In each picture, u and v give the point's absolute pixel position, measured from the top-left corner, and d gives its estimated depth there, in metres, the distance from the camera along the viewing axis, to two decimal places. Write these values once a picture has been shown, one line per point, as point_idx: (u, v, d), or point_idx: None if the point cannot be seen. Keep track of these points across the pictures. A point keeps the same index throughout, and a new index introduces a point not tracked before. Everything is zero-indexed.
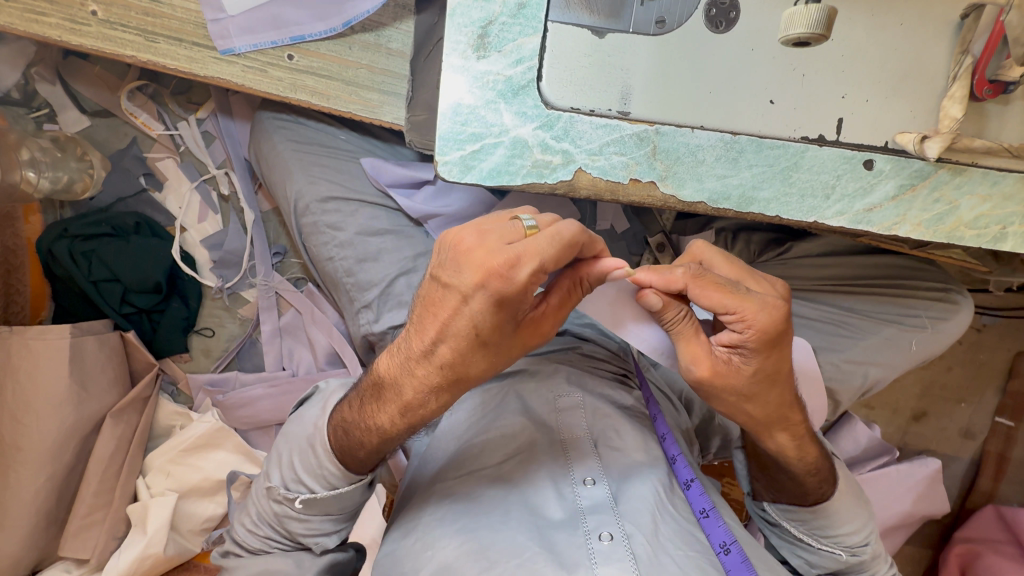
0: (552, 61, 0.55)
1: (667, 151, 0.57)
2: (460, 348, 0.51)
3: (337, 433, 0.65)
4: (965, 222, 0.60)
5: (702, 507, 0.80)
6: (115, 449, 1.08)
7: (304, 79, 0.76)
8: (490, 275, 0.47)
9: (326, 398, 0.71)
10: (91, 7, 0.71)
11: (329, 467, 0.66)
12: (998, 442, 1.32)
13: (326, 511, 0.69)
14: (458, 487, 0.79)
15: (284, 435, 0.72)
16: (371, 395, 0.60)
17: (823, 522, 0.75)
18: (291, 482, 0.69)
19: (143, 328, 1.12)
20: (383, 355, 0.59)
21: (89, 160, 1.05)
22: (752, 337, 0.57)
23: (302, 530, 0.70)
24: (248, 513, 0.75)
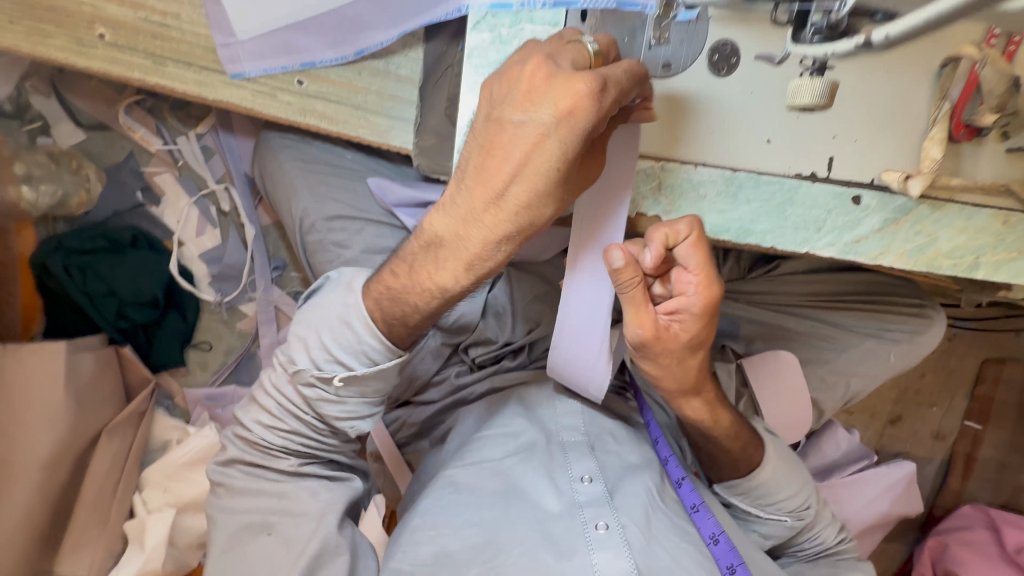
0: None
1: (673, 186, 0.61)
2: (532, 187, 0.51)
3: (381, 301, 0.62)
4: (943, 252, 0.65)
5: (694, 503, 0.83)
6: (112, 464, 1.07)
7: (313, 104, 0.77)
8: (569, 103, 0.48)
9: (348, 281, 0.66)
10: (98, 30, 0.71)
11: (371, 342, 0.62)
12: (967, 444, 1.39)
13: (363, 395, 0.67)
14: (459, 475, 0.81)
15: (299, 321, 0.66)
16: (426, 249, 0.58)
17: (765, 490, 0.82)
18: (322, 362, 0.65)
19: (139, 340, 1.12)
20: (434, 210, 0.57)
21: (85, 174, 1.03)
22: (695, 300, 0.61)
23: (337, 413, 0.67)
24: (260, 413, 0.72)
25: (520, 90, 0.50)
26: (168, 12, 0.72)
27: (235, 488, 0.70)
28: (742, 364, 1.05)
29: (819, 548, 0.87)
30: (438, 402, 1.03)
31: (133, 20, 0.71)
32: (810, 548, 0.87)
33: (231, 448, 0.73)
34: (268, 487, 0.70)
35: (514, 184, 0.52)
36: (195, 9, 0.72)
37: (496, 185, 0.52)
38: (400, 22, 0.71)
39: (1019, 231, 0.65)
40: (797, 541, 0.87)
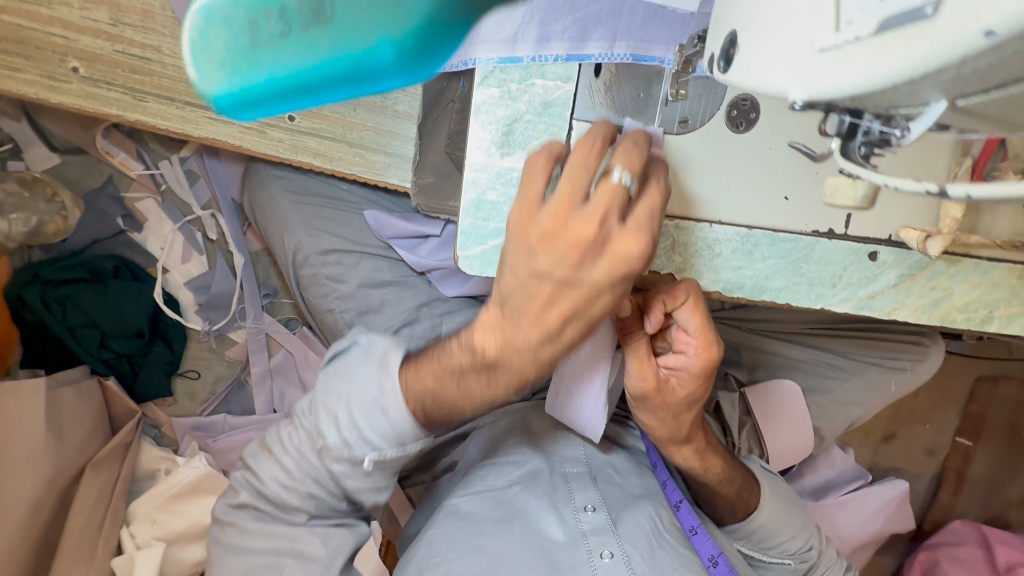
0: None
1: (686, 246, 0.59)
2: (587, 324, 0.52)
3: (421, 405, 0.61)
4: (957, 307, 0.64)
5: (692, 525, 0.81)
6: (97, 502, 1.00)
7: (306, 140, 0.73)
8: (621, 263, 0.49)
9: (381, 356, 0.65)
10: (71, 63, 0.66)
11: (408, 429, 0.62)
12: (958, 460, 1.41)
13: (388, 469, 0.67)
14: (463, 504, 0.81)
15: (325, 392, 0.65)
16: (474, 369, 0.57)
17: (765, 532, 0.82)
18: (352, 441, 0.64)
19: (124, 372, 1.08)
20: (481, 334, 0.56)
21: (61, 201, 0.98)
22: (696, 358, 0.60)
23: (359, 487, 0.67)
24: (276, 469, 0.69)
25: (558, 242, 0.48)
26: (148, 44, 0.67)
27: (245, 529, 0.68)
28: (745, 393, 1.04)
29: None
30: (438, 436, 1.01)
31: (110, 52, 0.67)
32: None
33: (242, 491, 0.70)
34: (276, 532, 0.68)
35: (569, 324, 0.52)
36: (176, 41, 0.67)
37: (552, 328, 0.52)
38: None
39: None
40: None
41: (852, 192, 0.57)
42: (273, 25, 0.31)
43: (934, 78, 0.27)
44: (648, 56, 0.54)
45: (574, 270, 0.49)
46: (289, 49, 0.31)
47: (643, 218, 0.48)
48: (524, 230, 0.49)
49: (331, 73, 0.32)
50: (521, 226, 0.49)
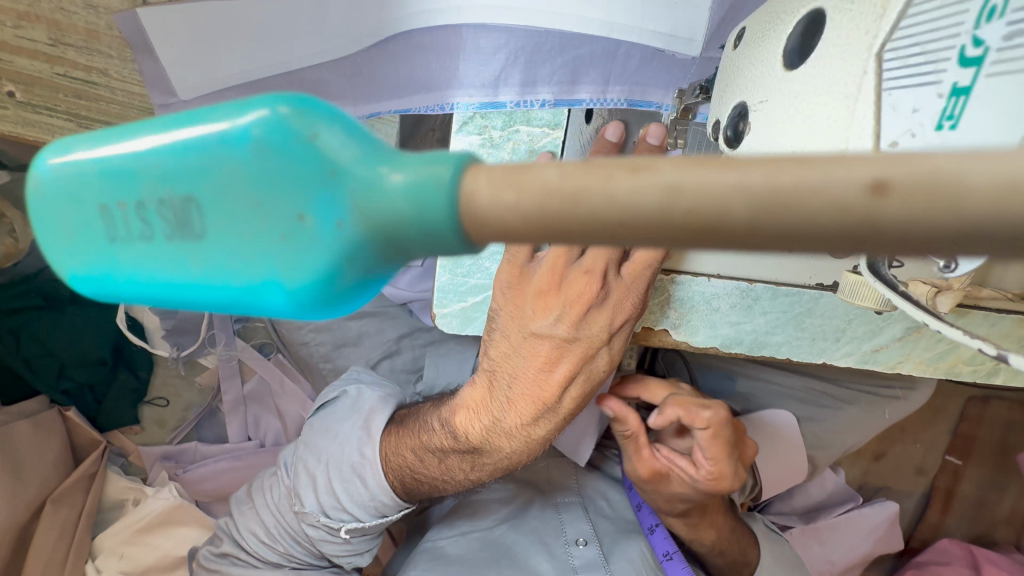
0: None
1: (682, 300, 0.55)
2: (587, 383, 0.55)
3: (405, 479, 0.68)
4: (963, 359, 0.61)
5: (667, 550, 0.76)
6: (58, 541, 0.93)
7: None
8: (621, 317, 0.51)
9: (366, 417, 0.72)
10: (6, 87, 0.61)
11: (383, 498, 0.69)
12: (947, 479, 1.40)
13: (367, 533, 0.73)
14: (448, 547, 0.79)
15: (310, 453, 0.73)
16: (459, 451, 0.62)
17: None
18: (330, 508, 0.70)
19: (86, 401, 1.02)
20: (475, 416, 0.59)
21: (9, 219, 0.87)
22: (705, 476, 0.62)
23: (338, 551, 0.73)
24: (257, 524, 0.78)
25: (556, 298, 0.50)
26: (93, 66, 0.61)
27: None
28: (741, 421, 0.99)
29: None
30: None
31: (49, 75, 0.61)
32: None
33: (227, 540, 0.80)
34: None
35: (570, 385, 0.54)
36: (125, 64, 0.61)
37: (552, 394, 0.54)
38: (372, 98, 0.63)
39: None
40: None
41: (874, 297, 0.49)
42: (129, 222, 0.23)
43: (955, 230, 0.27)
44: (645, 100, 0.57)
45: (573, 327, 0.50)
46: (155, 252, 0.23)
47: (642, 268, 0.48)
48: (517, 294, 0.50)
49: (212, 296, 0.24)
50: (512, 291, 0.50)
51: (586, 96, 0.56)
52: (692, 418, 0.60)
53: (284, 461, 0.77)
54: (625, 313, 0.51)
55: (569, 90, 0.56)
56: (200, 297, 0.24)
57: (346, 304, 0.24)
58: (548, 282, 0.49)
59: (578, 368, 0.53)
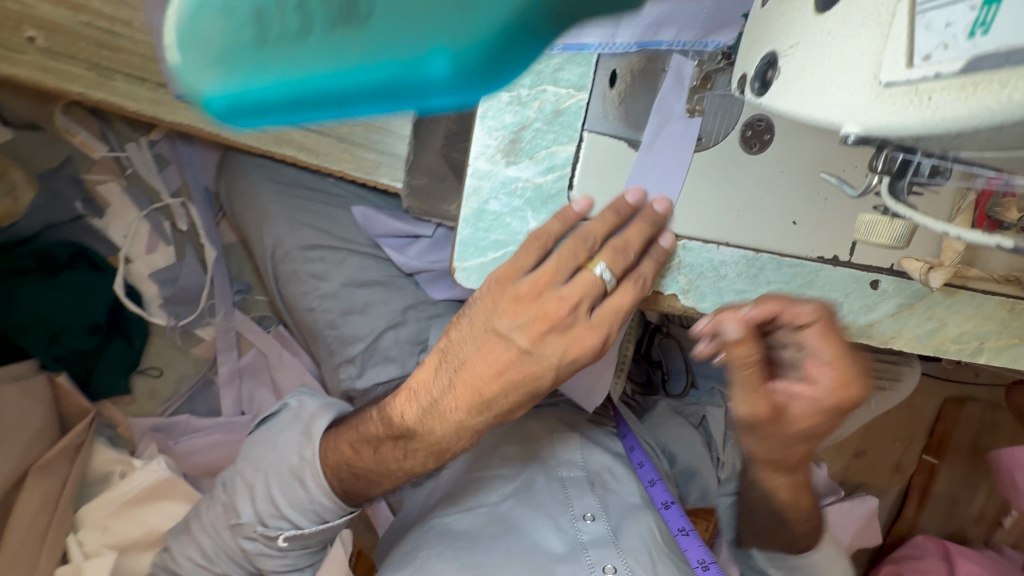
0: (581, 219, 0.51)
1: (691, 266, 0.57)
2: (520, 401, 0.55)
3: (342, 471, 0.64)
4: (951, 337, 0.64)
5: (681, 526, 0.83)
6: (40, 510, 0.91)
7: (288, 132, 0.67)
8: (578, 351, 0.52)
9: (307, 424, 0.69)
10: (27, 32, 0.59)
11: (322, 501, 0.65)
12: (923, 477, 1.45)
13: (305, 545, 0.70)
14: (452, 523, 0.79)
15: (245, 468, 0.70)
16: (389, 439, 0.59)
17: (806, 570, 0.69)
18: (268, 517, 0.68)
19: (76, 369, 1.00)
20: (416, 396, 0.57)
21: (10, 180, 0.86)
22: (825, 391, 0.53)
23: (276, 565, 0.71)
24: (193, 548, 0.75)
25: (527, 308, 0.51)
26: (116, 17, 0.60)
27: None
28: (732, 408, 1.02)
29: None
30: None
31: (73, 24, 0.59)
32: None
33: (166, 570, 0.77)
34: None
35: (506, 395, 0.54)
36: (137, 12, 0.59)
37: (492, 392, 0.53)
38: None
39: (1021, 318, 0.65)
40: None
41: (887, 233, 0.56)
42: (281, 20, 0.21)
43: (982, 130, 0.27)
44: (656, 42, 0.48)
45: (532, 341, 0.51)
46: (305, 48, 0.21)
47: (613, 312, 0.52)
48: (497, 291, 0.51)
49: (366, 84, 0.22)
50: (496, 287, 0.51)
51: (594, 43, 0.46)
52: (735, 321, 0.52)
53: (222, 476, 0.73)
54: (582, 348, 0.52)
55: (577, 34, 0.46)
56: (340, 75, 0.21)
57: (499, 78, 0.25)
58: (530, 290, 0.50)
59: (518, 382, 0.53)
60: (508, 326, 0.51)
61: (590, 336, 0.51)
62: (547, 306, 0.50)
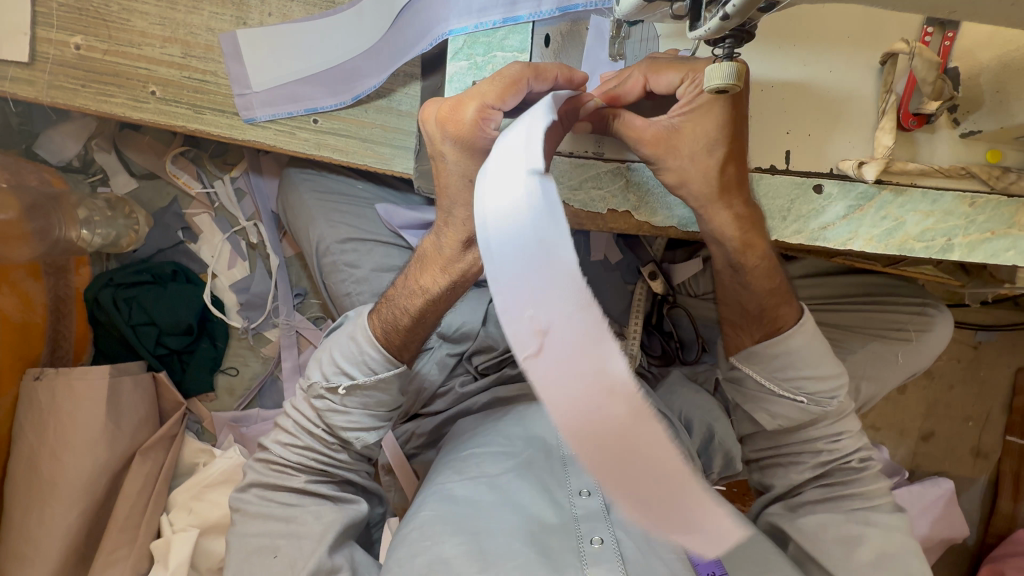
0: (505, 272, 0.30)
1: (638, 184, 0.66)
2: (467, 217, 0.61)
3: (382, 313, 0.73)
4: (913, 236, 0.68)
5: (676, 509, 0.70)
6: (143, 486, 1.10)
7: (327, 139, 0.87)
8: (451, 126, 0.55)
9: (359, 311, 0.79)
10: (151, 89, 0.85)
11: (372, 352, 0.73)
12: (1012, 462, 1.30)
13: (366, 405, 0.77)
14: (457, 489, 0.75)
15: (320, 347, 0.80)
16: (413, 263, 0.71)
17: (788, 359, 0.67)
18: (331, 375, 0.76)
19: (173, 368, 1.21)
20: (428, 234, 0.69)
21: (136, 218, 1.17)
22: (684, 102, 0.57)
23: (344, 423, 0.77)
24: (280, 433, 0.81)
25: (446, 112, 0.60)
26: (208, 70, 0.85)
27: (250, 512, 0.76)
28: None
29: (835, 458, 0.73)
30: (444, 412, 1.01)
31: (178, 78, 0.85)
32: (808, 460, 0.72)
33: (251, 472, 0.80)
34: (277, 511, 0.76)
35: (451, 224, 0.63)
36: (221, 64, 0.84)
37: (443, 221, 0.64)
38: (388, 65, 0.81)
39: (987, 211, 0.67)
40: (803, 437, 0.73)
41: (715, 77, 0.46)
42: None
43: None
44: (573, 4, 0.62)
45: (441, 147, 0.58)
46: None
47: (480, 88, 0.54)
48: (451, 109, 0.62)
49: None
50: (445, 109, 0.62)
51: (526, 13, 0.63)
52: (659, 88, 0.58)
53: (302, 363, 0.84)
54: (462, 125, 0.54)
55: (511, 9, 0.63)
56: None
57: None
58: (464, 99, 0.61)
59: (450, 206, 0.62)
60: (422, 131, 0.60)
61: (464, 122, 0.54)
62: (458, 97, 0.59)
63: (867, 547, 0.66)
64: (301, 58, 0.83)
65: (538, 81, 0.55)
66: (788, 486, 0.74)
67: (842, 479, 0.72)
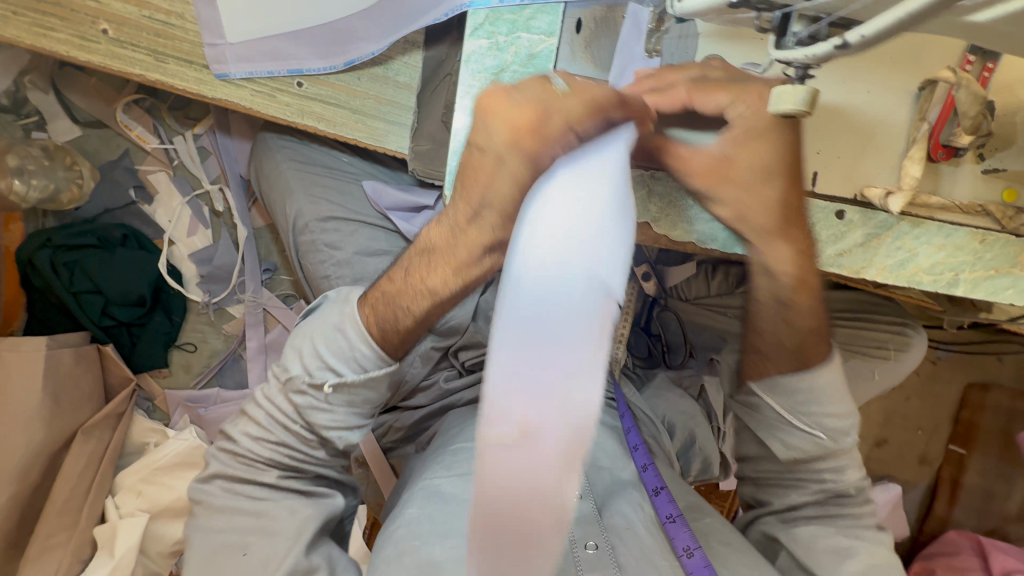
0: (517, 335, 0.34)
1: (661, 195, 0.62)
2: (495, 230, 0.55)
3: (377, 309, 0.67)
4: (924, 269, 0.67)
5: (670, 512, 0.72)
6: (85, 467, 1.01)
7: (312, 106, 0.77)
8: (515, 131, 0.48)
9: (345, 297, 0.72)
10: (101, 25, 0.72)
11: (363, 348, 0.67)
12: (952, 469, 1.40)
13: (352, 403, 0.70)
14: (446, 486, 0.73)
15: (294, 334, 0.71)
16: (418, 256, 0.65)
17: (812, 394, 0.67)
18: (314, 369, 0.68)
19: (122, 341, 1.10)
20: (434, 224, 0.63)
21: (78, 170, 1.03)
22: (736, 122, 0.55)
23: (327, 422, 0.70)
24: (249, 425, 0.72)
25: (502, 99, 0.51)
26: (173, 11, 0.72)
27: (212, 506, 0.69)
28: None
29: (838, 487, 0.72)
30: (426, 407, 0.97)
31: (137, 17, 0.72)
32: (811, 487, 0.72)
33: (215, 462, 0.72)
34: (245, 505, 0.69)
35: (474, 225, 0.56)
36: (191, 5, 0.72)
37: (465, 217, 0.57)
38: (391, 33, 0.72)
39: (996, 249, 0.67)
40: (811, 468, 0.72)
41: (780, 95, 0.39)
42: None
43: None
44: None
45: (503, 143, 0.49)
46: None
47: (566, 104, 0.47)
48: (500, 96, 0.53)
49: None
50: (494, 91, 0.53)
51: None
52: (704, 107, 0.54)
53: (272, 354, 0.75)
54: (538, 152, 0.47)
55: None
56: None
57: None
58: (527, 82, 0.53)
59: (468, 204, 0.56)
60: (481, 122, 0.50)
61: (540, 139, 0.47)
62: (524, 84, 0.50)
63: (860, 564, 0.67)
64: (283, 8, 0.71)
65: (622, 111, 0.48)
66: (786, 505, 0.74)
67: (840, 508, 0.72)
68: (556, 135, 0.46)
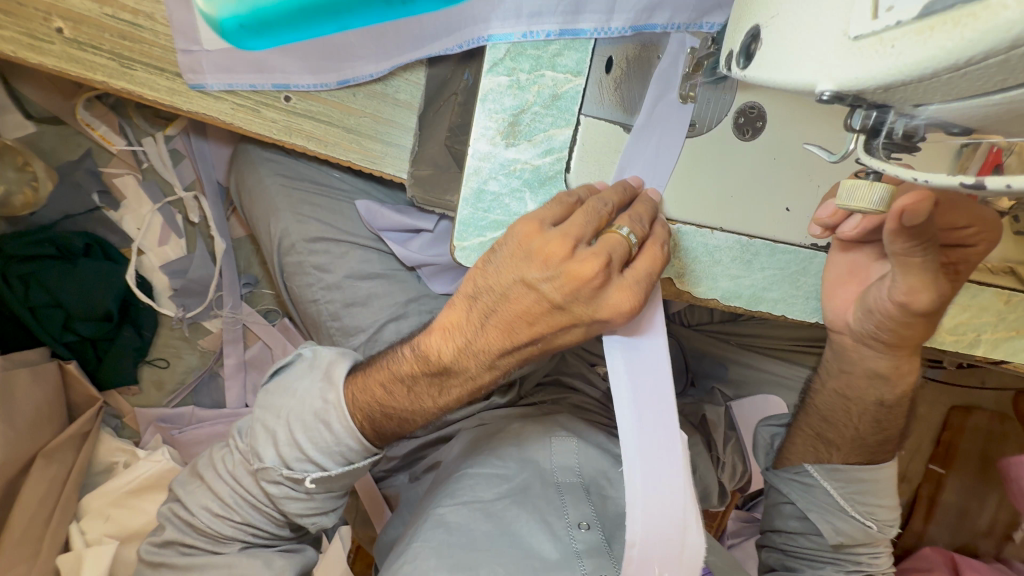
0: (645, 491, 0.54)
1: (686, 250, 0.58)
2: (522, 357, 0.55)
3: (381, 415, 0.60)
4: (945, 329, 0.65)
5: None
6: (47, 491, 0.91)
7: (300, 123, 0.69)
8: (579, 287, 0.48)
9: (326, 370, 0.64)
10: (56, 23, 0.62)
11: (351, 442, 0.61)
12: (930, 487, 1.42)
13: (332, 489, 0.64)
14: (451, 515, 0.70)
15: (264, 412, 0.64)
16: (424, 375, 0.57)
17: (871, 487, 0.68)
18: (292, 460, 0.62)
19: (87, 357, 1.01)
20: (438, 340, 0.55)
21: (32, 170, 0.92)
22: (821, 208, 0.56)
23: (301, 510, 0.64)
24: (210, 498, 0.66)
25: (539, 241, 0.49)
26: (140, 10, 0.63)
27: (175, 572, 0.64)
28: (731, 407, 1.04)
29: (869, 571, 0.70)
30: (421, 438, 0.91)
31: (98, 16, 0.63)
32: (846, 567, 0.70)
33: (171, 527, 0.67)
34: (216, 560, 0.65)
35: (501, 356, 0.54)
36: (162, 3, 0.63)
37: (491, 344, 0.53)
38: (393, 55, 0.65)
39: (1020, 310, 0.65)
40: (850, 551, 0.70)
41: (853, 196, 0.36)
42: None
43: (934, 79, 0.25)
44: (650, 24, 0.52)
45: (559, 294, 0.49)
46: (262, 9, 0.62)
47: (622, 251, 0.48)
48: (528, 236, 0.49)
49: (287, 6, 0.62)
50: (523, 226, 0.49)
51: (589, 28, 0.52)
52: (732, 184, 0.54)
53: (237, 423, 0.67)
54: (616, 312, 0.50)
55: (572, 20, 0.52)
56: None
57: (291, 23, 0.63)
58: (561, 212, 0.50)
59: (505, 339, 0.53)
60: (531, 265, 0.49)
61: (600, 290, 0.49)
62: (570, 225, 0.48)
63: None
64: (267, 14, 0.63)
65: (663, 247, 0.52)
66: None
67: None
68: (613, 288, 0.49)
